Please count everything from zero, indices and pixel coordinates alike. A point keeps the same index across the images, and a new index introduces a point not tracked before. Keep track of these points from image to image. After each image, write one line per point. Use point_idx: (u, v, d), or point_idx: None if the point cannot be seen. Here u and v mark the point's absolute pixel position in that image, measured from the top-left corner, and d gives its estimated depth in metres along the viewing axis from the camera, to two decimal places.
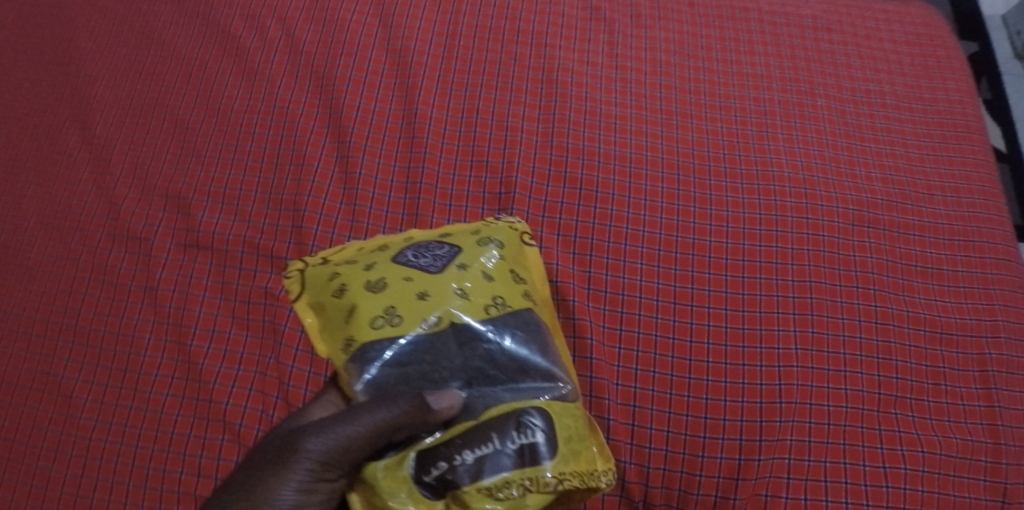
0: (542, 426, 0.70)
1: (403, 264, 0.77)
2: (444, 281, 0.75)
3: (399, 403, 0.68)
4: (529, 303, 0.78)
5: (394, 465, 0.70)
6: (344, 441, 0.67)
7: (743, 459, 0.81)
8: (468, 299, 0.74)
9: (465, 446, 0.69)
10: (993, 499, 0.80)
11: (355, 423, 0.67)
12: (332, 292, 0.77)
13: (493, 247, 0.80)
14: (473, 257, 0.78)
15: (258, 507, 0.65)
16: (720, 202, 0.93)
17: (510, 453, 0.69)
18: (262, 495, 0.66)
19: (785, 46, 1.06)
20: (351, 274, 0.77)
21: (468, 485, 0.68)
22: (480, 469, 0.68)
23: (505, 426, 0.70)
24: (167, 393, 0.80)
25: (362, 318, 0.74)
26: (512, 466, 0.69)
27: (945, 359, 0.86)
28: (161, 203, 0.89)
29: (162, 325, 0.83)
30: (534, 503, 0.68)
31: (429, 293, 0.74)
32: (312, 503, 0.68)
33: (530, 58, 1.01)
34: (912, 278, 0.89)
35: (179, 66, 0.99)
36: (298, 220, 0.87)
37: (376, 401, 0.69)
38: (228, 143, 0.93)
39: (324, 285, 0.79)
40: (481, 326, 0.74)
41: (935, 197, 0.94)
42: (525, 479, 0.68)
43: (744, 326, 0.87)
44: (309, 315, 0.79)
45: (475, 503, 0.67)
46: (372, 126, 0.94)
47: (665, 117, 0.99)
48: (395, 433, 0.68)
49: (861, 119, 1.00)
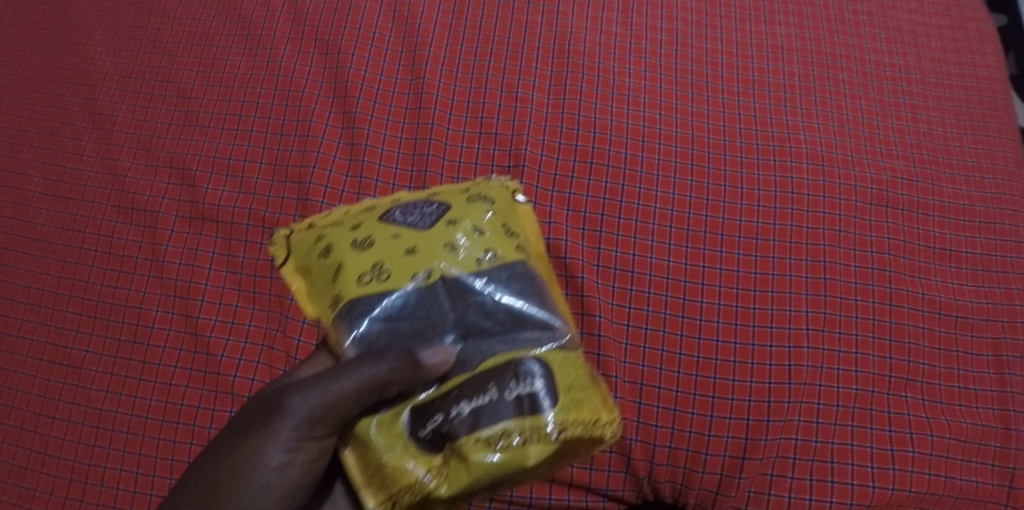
0: (542, 374, 0.69)
1: (390, 223, 0.78)
2: (433, 237, 0.76)
3: (387, 359, 0.66)
4: (521, 256, 0.77)
5: (388, 420, 0.69)
6: (330, 399, 0.64)
7: (750, 439, 0.81)
8: (457, 254, 0.75)
9: (461, 398, 0.68)
10: (1000, 484, 0.82)
11: (341, 380, 0.65)
12: (319, 254, 0.78)
13: (483, 205, 0.81)
14: (463, 214, 0.78)
15: (241, 468, 0.62)
16: (734, 178, 0.91)
17: (509, 403, 0.67)
18: (247, 456, 0.63)
19: (808, 16, 1.04)
20: (338, 235, 0.78)
21: (466, 435, 0.66)
22: (478, 417, 0.67)
23: (501, 378, 0.69)
24: (175, 365, 0.83)
25: (350, 275, 0.74)
26: (512, 415, 0.67)
27: (958, 343, 0.87)
28: (167, 177, 0.93)
29: (169, 298, 0.86)
30: (534, 454, 0.67)
31: (420, 247, 0.75)
32: (300, 464, 0.65)
33: (541, 27, 1.00)
34: (929, 260, 0.90)
35: (190, 46, 1.02)
36: (304, 193, 0.90)
37: (365, 357, 0.67)
38: (232, 118, 0.95)
39: (311, 248, 0.80)
40: (473, 278, 0.73)
41: (956, 176, 0.95)
42: (525, 429, 0.67)
43: (755, 306, 0.85)
44: (297, 279, 0.80)
45: (474, 454, 0.66)
46: (379, 97, 0.95)
47: (679, 88, 0.97)
48: (385, 390, 0.66)
49: (884, 94, 0.99)
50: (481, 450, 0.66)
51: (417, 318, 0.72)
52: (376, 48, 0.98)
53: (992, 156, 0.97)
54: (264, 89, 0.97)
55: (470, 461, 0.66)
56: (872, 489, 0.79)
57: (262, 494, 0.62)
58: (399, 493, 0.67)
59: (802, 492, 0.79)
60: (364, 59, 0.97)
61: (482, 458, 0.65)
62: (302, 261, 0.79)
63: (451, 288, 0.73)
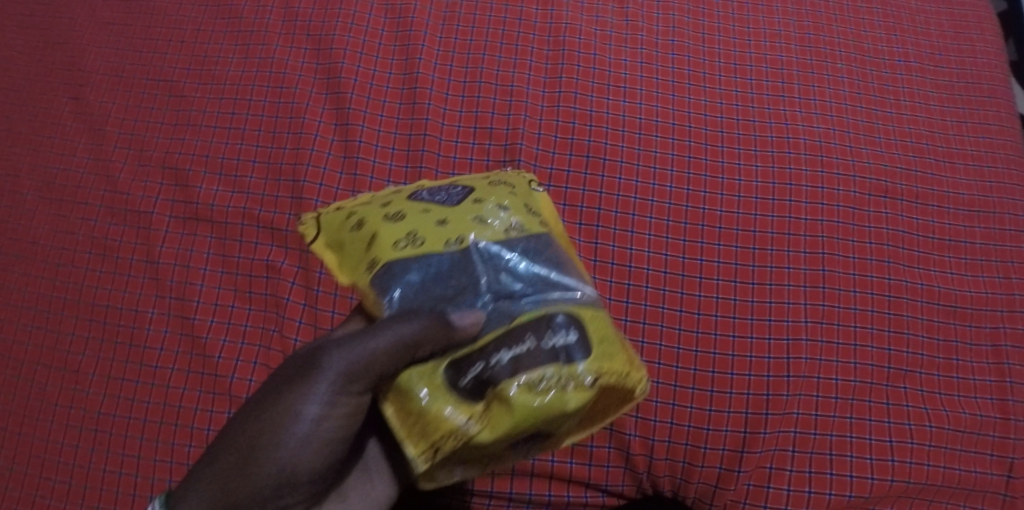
0: (578, 326, 0.62)
1: (419, 200, 0.72)
2: (466, 211, 0.70)
3: (421, 318, 0.61)
4: (547, 231, 0.72)
5: (423, 372, 0.61)
6: (366, 356, 0.60)
7: (749, 432, 0.80)
8: (490, 226, 0.68)
9: (499, 345, 0.60)
10: (1000, 474, 0.82)
11: (377, 336, 0.60)
12: (349, 229, 0.71)
13: (505, 188, 0.75)
14: (489, 193, 0.72)
15: (278, 422, 0.59)
16: (732, 170, 0.91)
17: (549, 349, 0.60)
18: (283, 408, 0.59)
19: (805, 4, 1.03)
20: (367, 210, 0.72)
21: (505, 381, 0.58)
22: (518, 363, 0.59)
23: (538, 324, 0.61)
24: (172, 367, 0.83)
25: (382, 243, 0.67)
26: (553, 361, 0.59)
27: (957, 333, 0.87)
28: (161, 177, 0.92)
29: (165, 300, 0.86)
30: (574, 403, 0.59)
31: (453, 218, 0.69)
32: (337, 422, 0.61)
33: (536, 19, 0.99)
34: (928, 250, 0.90)
35: (181, 43, 1.01)
36: (298, 191, 0.89)
37: (400, 317, 0.61)
38: (225, 116, 0.95)
39: (338, 224, 0.73)
40: (505, 248, 0.67)
41: (956, 165, 0.94)
42: (566, 376, 0.59)
43: (754, 299, 0.85)
44: (328, 254, 0.72)
45: (516, 398, 0.57)
46: (372, 93, 0.94)
47: (676, 79, 0.96)
48: (418, 351, 0.60)
49: (882, 83, 0.98)
50: (524, 393, 0.58)
51: (451, 285, 0.65)
52: (369, 43, 0.97)
53: (990, 145, 0.96)
54: (256, 86, 0.96)
55: (513, 404, 0.57)
56: (871, 481, 0.79)
57: (299, 448, 0.59)
58: (437, 443, 0.58)
59: (801, 484, 0.79)
60: (357, 54, 0.96)
61: (525, 404, 0.57)
62: (331, 237, 0.72)
63: (491, 256, 0.66)
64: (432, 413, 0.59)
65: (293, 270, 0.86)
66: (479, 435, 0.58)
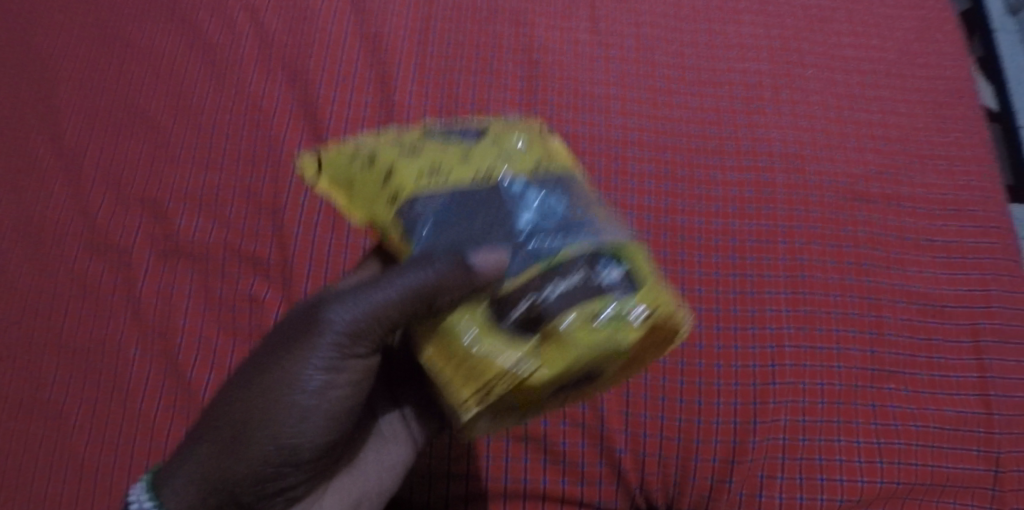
0: (625, 262, 0.57)
1: (434, 135, 0.65)
2: (486, 148, 0.63)
3: (434, 263, 0.55)
4: (569, 169, 0.65)
5: (471, 310, 0.55)
6: (375, 310, 0.56)
7: (738, 442, 0.81)
8: (513, 162, 0.62)
9: (549, 279, 0.55)
10: (988, 469, 0.82)
11: (384, 289, 0.56)
12: (358, 161, 0.62)
13: (521, 124, 0.69)
14: (507, 130, 0.66)
15: (281, 385, 0.59)
16: (709, 182, 0.92)
17: (604, 283, 0.55)
18: (286, 371, 0.59)
19: (773, 14, 1.05)
20: (376, 143, 0.64)
21: (562, 316, 0.53)
22: (573, 297, 0.53)
23: (587, 259, 0.56)
24: (157, 405, 0.82)
25: (402, 179, 0.60)
26: (609, 295, 0.54)
27: (937, 331, 0.88)
28: (140, 213, 0.91)
29: (148, 338, 0.85)
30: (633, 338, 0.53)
31: (476, 155, 0.62)
32: (342, 383, 0.60)
33: (509, 40, 1.00)
34: (904, 251, 0.91)
35: (156, 76, 1.00)
36: (278, 222, 0.90)
37: (412, 262, 0.56)
38: (202, 148, 0.94)
39: (341, 156, 0.63)
40: (534, 185, 0.61)
41: (927, 166, 0.96)
42: (624, 310, 0.54)
43: (736, 308, 0.86)
44: (333, 192, 0.63)
45: (577, 333, 0.52)
46: (349, 119, 0.94)
47: (650, 94, 0.97)
48: (431, 300, 0.54)
49: (852, 88, 1.00)
50: (579, 336, 0.52)
51: (481, 225, 0.58)
52: (345, 71, 0.98)
53: (959, 145, 0.98)
54: (233, 117, 0.96)
55: (572, 340, 0.52)
56: (862, 484, 0.80)
57: (303, 416, 0.59)
58: (489, 387, 0.53)
59: (792, 491, 0.79)
60: (333, 83, 0.97)
61: (587, 339, 0.52)
62: (337, 173, 0.62)
63: (526, 192, 0.60)
64: (482, 355, 0.53)
65: (277, 301, 0.86)
66: (532, 380, 0.52)
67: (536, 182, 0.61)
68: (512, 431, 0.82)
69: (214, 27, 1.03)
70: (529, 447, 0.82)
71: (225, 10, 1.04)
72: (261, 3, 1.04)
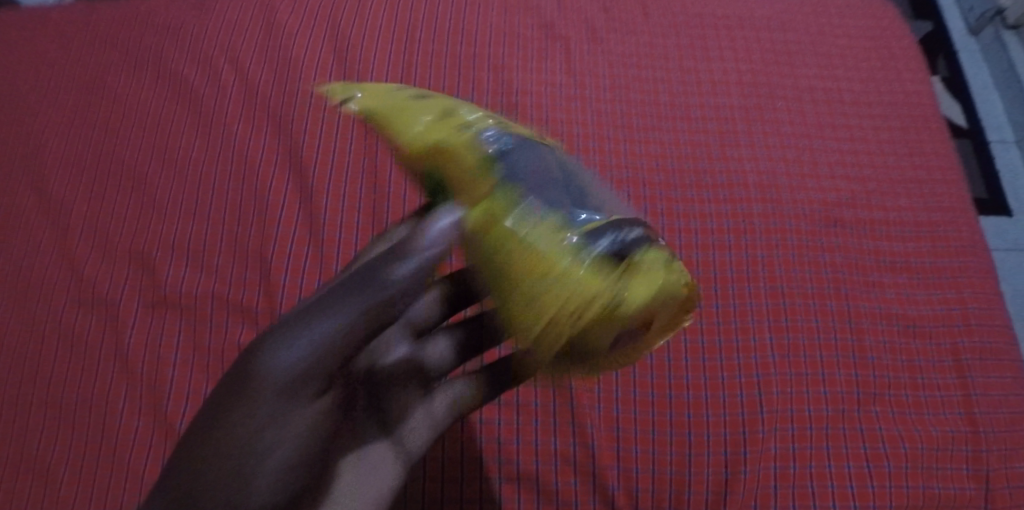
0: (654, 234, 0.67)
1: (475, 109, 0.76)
2: (522, 129, 0.74)
3: (388, 267, 0.50)
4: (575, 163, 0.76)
5: (553, 235, 0.59)
6: (319, 341, 0.48)
7: (730, 472, 0.82)
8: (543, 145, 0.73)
9: (614, 224, 0.62)
10: (977, 487, 0.83)
11: (330, 316, 0.49)
12: (415, 111, 0.72)
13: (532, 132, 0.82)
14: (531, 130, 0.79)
15: (223, 456, 0.49)
16: (688, 215, 0.94)
17: (652, 241, 0.63)
18: (225, 440, 0.49)
19: (742, 48, 1.08)
20: (430, 104, 0.77)
21: (637, 254, 0.60)
22: (634, 242, 0.61)
23: (632, 221, 0.64)
24: (146, 460, 0.81)
25: (455, 122, 0.69)
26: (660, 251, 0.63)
27: (919, 352, 0.89)
28: (127, 265, 0.92)
29: (136, 391, 0.85)
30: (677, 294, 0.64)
31: (515, 129, 0.72)
32: (305, 438, 0.51)
33: (488, 83, 1.03)
34: (881, 274, 0.93)
35: (143, 129, 1.01)
36: (266, 270, 0.90)
37: (366, 274, 0.51)
38: (189, 199, 0.95)
39: (398, 108, 0.76)
40: (567, 166, 0.71)
41: (898, 190, 0.99)
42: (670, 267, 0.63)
43: (721, 339, 0.87)
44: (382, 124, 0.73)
45: (649, 272, 0.59)
46: (334, 167, 0.96)
47: (627, 131, 1.00)
48: (391, 308, 0.50)
49: (821, 118, 1.03)
50: (651, 270, 0.60)
51: (538, 176, 0.65)
52: (328, 118, 0.99)
53: (929, 168, 1.01)
54: (220, 168, 0.97)
55: (647, 274, 0.59)
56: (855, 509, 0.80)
57: (255, 487, 0.49)
58: (582, 312, 0.56)
59: None
60: (317, 131, 0.98)
61: (657, 275, 0.60)
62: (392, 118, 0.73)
63: (564, 169, 0.70)
64: (573, 286, 0.56)
65: None
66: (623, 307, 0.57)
67: (567, 164, 0.71)
68: (504, 472, 0.82)
69: (199, 78, 1.04)
70: (522, 488, 0.82)
71: (210, 61, 1.05)
72: (244, 53, 1.05)
